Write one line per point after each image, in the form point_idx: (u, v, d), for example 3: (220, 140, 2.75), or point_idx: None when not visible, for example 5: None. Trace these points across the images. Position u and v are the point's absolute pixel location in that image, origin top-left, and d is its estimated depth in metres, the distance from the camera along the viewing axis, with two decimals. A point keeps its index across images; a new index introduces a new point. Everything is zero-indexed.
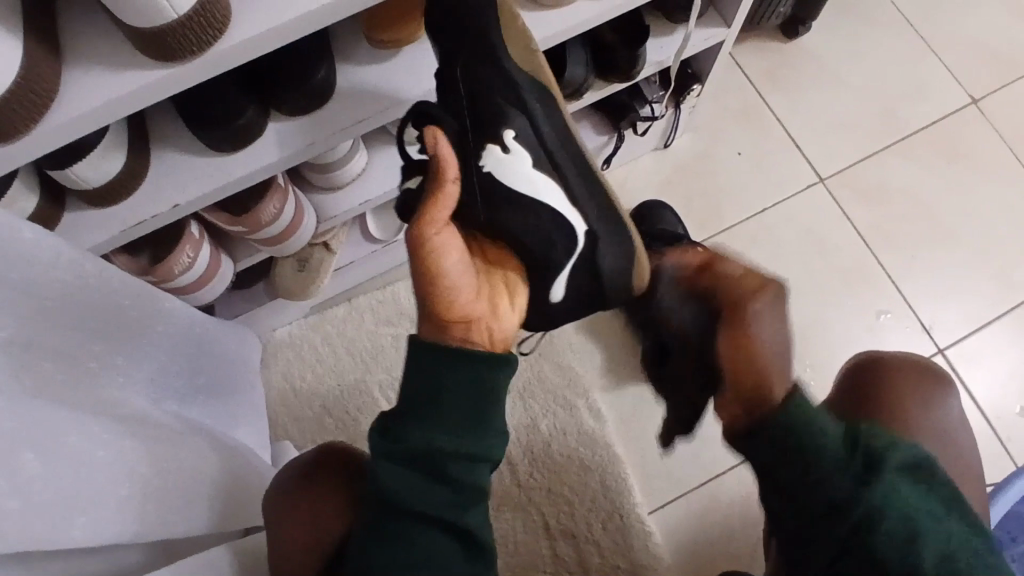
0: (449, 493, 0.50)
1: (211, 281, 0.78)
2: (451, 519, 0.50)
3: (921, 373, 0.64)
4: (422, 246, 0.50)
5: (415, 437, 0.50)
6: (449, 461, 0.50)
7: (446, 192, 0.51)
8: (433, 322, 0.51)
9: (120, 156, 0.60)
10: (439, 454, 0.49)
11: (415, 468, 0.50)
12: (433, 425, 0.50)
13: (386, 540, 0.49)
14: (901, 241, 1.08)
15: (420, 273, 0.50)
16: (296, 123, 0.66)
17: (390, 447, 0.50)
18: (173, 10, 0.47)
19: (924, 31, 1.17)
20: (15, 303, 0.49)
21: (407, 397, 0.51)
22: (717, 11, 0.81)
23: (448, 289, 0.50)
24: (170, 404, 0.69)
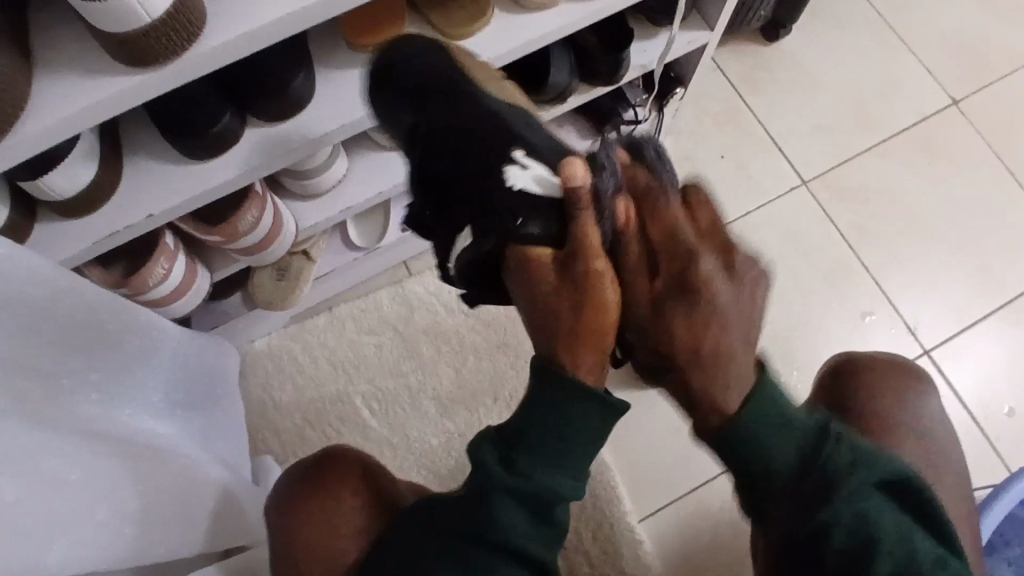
0: (546, 531, 0.51)
1: (188, 293, 0.75)
2: (545, 558, 0.51)
3: (893, 368, 0.65)
4: (580, 280, 0.49)
5: (542, 479, 0.50)
6: (556, 503, 0.51)
7: (590, 217, 0.49)
8: (573, 348, 0.49)
9: (93, 165, 0.57)
10: (551, 497, 0.50)
11: (519, 508, 0.50)
12: (557, 469, 0.50)
13: (478, 571, 0.49)
14: (884, 242, 1.08)
15: (566, 314, 0.49)
16: (275, 129, 0.64)
17: (509, 484, 0.50)
18: (146, 13, 0.45)
19: (901, 33, 1.18)
20: None
21: (541, 438, 0.50)
22: (700, 15, 0.81)
23: (604, 312, 0.49)
24: (148, 423, 0.66)
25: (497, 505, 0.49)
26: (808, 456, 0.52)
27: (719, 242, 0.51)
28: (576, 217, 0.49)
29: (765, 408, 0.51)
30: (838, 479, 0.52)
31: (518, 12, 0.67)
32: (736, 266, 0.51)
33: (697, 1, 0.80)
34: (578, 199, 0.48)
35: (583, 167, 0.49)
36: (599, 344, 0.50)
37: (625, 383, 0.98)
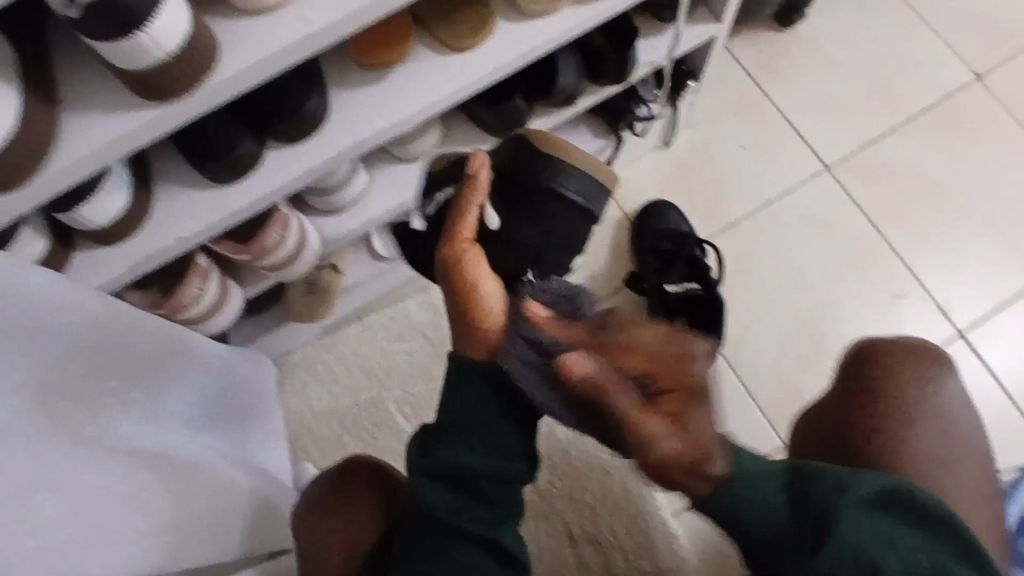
0: (486, 515, 0.52)
1: (223, 310, 0.79)
2: (490, 538, 0.53)
3: (914, 358, 0.64)
4: (449, 267, 0.48)
5: (458, 462, 0.51)
6: (488, 488, 0.52)
7: (471, 207, 0.48)
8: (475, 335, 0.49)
9: (124, 194, 0.61)
10: (475, 482, 0.51)
11: (454, 493, 0.52)
12: (477, 452, 0.51)
13: (435, 551, 0.53)
14: (912, 223, 1.06)
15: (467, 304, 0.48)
16: (294, 150, 0.67)
17: (433, 474, 0.52)
18: (161, 50, 0.48)
19: (921, 9, 1.16)
20: (33, 345, 0.50)
21: (446, 429, 0.51)
22: (706, 9, 0.81)
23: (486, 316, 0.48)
24: (188, 436, 0.70)
25: (429, 493, 0.52)
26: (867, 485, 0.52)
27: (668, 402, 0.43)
28: (458, 207, 0.49)
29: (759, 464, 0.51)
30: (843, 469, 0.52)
31: (520, 21, 0.68)
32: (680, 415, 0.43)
33: None
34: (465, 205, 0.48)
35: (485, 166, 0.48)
36: (494, 337, 0.49)
37: None
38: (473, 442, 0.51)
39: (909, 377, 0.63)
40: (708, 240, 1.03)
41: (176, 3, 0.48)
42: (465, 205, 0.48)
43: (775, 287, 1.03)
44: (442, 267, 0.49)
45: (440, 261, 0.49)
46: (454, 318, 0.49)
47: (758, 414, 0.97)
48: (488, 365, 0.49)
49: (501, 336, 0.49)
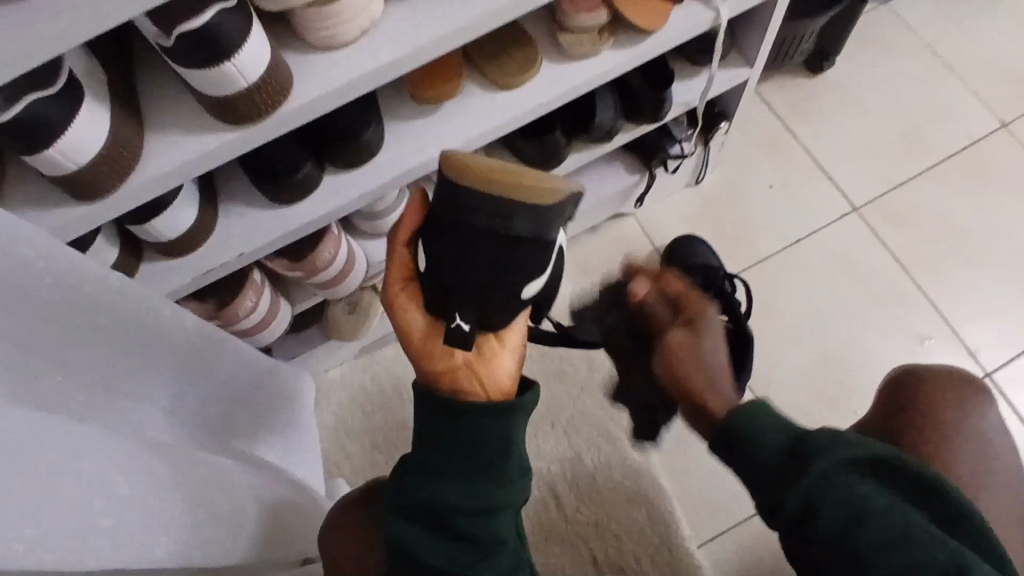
0: (463, 552, 0.49)
1: (271, 324, 0.83)
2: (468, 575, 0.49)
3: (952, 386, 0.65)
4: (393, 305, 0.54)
5: (433, 492, 0.49)
6: (463, 519, 0.49)
7: (397, 252, 0.54)
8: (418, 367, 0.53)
9: (192, 210, 0.66)
10: (448, 513, 0.49)
11: (424, 525, 0.50)
12: (452, 482, 0.50)
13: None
14: (942, 265, 1.07)
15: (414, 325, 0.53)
16: (348, 176, 0.72)
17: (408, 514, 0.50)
18: (243, 78, 0.53)
19: (949, 59, 1.19)
20: (107, 343, 0.55)
21: (423, 468, 0.51)
22: (739, 53, 0.85)
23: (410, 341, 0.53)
24: (233, 441, 0.73)
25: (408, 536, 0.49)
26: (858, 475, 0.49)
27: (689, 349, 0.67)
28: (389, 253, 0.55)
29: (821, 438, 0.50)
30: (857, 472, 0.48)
31: (565, 63, 0.73)
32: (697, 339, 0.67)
33: (734, 42, 0.84)
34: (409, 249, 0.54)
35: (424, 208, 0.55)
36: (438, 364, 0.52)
37: None
38: (453, 467, 0.50)
39: (947, 409, 0.63)
40: (736, 274, 1.05)
41: (258, 37, 0.53)
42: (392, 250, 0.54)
43: (802, 322, 1.05)
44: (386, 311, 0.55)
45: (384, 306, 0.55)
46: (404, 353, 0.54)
47: None
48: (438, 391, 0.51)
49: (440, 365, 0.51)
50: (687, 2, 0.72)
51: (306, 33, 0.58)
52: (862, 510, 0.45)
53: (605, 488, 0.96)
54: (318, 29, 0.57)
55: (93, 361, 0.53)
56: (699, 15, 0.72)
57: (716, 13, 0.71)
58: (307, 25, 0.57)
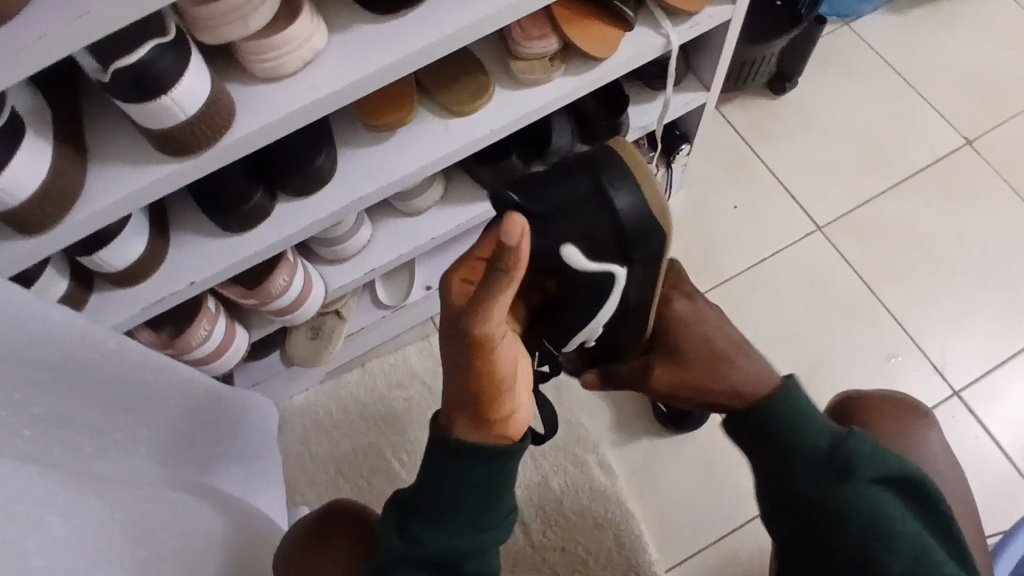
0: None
1: (227, 352, 0.82)
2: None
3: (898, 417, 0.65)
4: (481, 347, 0.43)
5: (433, 545, 0.47)
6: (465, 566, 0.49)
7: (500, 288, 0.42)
8: (477, 428, 0.46)
9: (141, 240, 0.65)
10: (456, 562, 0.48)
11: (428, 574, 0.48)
12: (451, 535, 0.48)
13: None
14: (906, 283, 1.08)
15: (504, 381, 0.45)
16: (302, 203, 0.72)
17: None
18: (182, 111, 0.53)
19: (910, 78, 1.21)
20: (45, 379, 0.54)
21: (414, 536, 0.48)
22: (696, 77, 0.86)
23: (505, 395, 0.45)
24: (193, 475, 0.71)
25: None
26: (836, 470, 0.54)
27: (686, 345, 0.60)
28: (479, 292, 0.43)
29: (788, 417, 0.56)
30: (840, 466, 0.54)
31: (518, 89, 0.73)
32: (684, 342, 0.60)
33: (691, 66, 0.85)
34: (503, 285, 0.42)
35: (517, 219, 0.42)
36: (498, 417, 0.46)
37: (647, 431, 1.00)
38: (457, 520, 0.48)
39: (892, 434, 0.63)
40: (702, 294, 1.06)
41: (198, 71, 0.53)
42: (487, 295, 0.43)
43: (769, 342, 1.05)
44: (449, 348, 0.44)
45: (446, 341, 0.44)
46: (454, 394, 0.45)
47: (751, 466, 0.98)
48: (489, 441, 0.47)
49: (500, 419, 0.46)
50: (636, 30, 0.73)
51: (249, 64, 0.57)
52: (807, 494, 0.55)
53: (572, 512, 0.95)
54: (261, 60, 0.57)
55: (30, 398, 0.52)
56: (650, 42, 0.72)
57: (666, 40, 0.72)
58: (249, 57, 0.57)
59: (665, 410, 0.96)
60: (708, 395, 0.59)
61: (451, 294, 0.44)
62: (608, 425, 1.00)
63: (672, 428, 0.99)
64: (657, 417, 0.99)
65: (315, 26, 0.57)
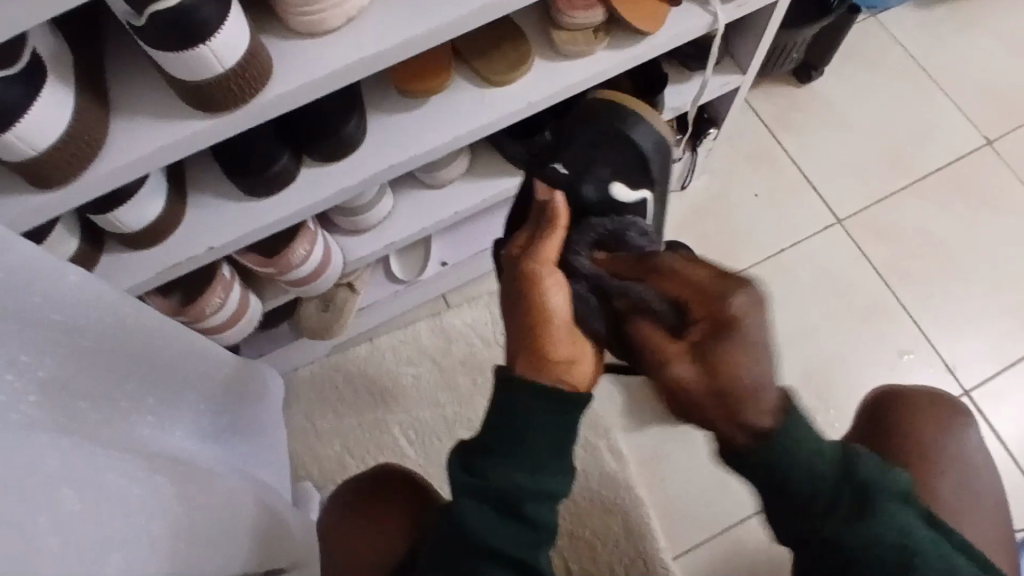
0: (525, 536, 0.52)
1: (240, 321, 0.79)
2: (525, 560, 0.51)
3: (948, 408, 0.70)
4: (534, 280, 0.53)
5: (504, 477, 0.51)
6: (527, 504, 0.51)
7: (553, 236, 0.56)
8: (535, 358, 0.52)
9: (160, 200, 0.62)
10: (517, 497, 0.51)
11: (494, 512, 0.52)
12: (517, 470, 0.51)
13: (448, 546, 0.52)
14: (922, 281, 1.08)
15: (550, 313, 0.52)
16: (328, 169, 0.68)
17: (477, 489, 0.52)
18: (219, 64, 0.50)
19: (936, 75, 1.19)
20: (54, 343, 0.51)
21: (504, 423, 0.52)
22: (732, 60, 0.84)
23: (555, 324, 0.52)
24: (202, 446, 0.68)
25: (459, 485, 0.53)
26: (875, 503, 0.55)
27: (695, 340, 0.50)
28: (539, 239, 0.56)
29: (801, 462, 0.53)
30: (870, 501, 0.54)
31: (557, 61, 0.70)
32: (713, 347, 0.49)
33: (729, 47, 0.83)
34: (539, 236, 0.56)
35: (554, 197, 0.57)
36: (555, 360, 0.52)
37: (658, 418, 0.99)
38: (524, 454, 0.52)
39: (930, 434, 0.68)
40: None
41: (237, 22, 0.49)
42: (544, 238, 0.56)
43: (785, 334, 1.04)
44: (517, 281, 0.54)
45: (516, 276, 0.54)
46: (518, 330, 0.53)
47: None
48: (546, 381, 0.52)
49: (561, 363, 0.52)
50: (682, 6, 0.70)
51: (290, 21, 0.54)
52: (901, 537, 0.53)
53: (581, 496, 0.94)
54: (302, 15, 0.53)
55: (41, 361, 0.49)
56: (697, 20, 0.70)
57: (713, 18, 0.70)
58: (289, 9, 0.53)
59: None
60: (722, 425, 0.52)
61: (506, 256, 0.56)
62: (620, 411, 0.99)
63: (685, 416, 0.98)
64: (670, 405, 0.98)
65: None
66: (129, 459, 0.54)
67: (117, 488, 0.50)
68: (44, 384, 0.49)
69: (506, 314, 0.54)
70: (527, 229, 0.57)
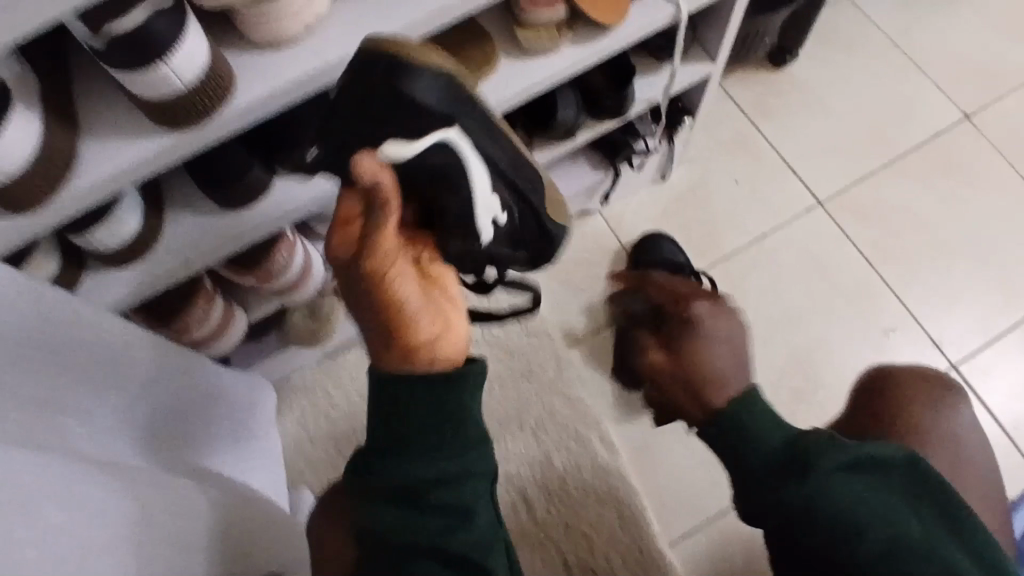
0: (438, 522, 0.49)
1: (229, 331, 0.80)
2: (447, 546, 0.48)
3: (938, 383, 0.71)
4: (376, 282, 0.46)
5: (404, 473, 0.48)
6: (431, 491, 0.49)
7: (386, 224, 0.44)
8: (397, 350, 0.49)
9: (137, 218, 0.63)
10: (416, 488, 0.48)
11: (403, 505, 0.49)
12: (416, 459, 0.49)
13: (365, 539, 0.50)
14: (905, 258, 1.08)
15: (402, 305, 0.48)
16: (302, 178, 0.69)
17: (377, 486, 0.49)
18: (181, 81, 0.50)
19: (910, 53, 1.20)
20: (36, 364, 0.52)
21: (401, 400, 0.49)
22: (701, 48, 0.84)
23: (411, 316, 0.48)
24: (190, 457, 0.69)
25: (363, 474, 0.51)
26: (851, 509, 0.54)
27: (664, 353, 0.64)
28: (373, 228, 0.44)
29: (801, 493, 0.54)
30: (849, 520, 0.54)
31: (524, 59, 0.71)
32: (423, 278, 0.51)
33: (697, 37, 0.83)
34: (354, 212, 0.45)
35: (370, 168, 0.42)
36: (419, 355, 0.49)
37: None
38: (423, 443, 0.49)
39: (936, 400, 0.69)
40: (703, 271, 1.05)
41: (195, 37, 0.50)
42: (379, 225, 0.44)
43: (772, 317, 1.05)
44: (363, 288, 0.46)
45: (358, 280, 0.46)
46: (372, 327, 0.48)
47: None
48: (416, 374, 0.49)
49: (420, 351, 0.49)
50: None
51: (248, 31, 0.55)
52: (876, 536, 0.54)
53: (576, 489, 0.95)
54: (262, 28, 0.54)
55: (24, 381, 0.50)
56: (659, 11, 0.71)
57: (676, 8, 0.70)
58: (249, 23, 0.54)
59: None
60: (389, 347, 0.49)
61: (332, 252, 0.46)
62: (611, 402, 1.00)
63: None
64: None
65: None
66: (116, 472, 0.55)
67: (103, 500, 0.51)
68: (30, 404, 0.50)
69: (353, 312, 0.48)
70: (357, 211, 0.45)
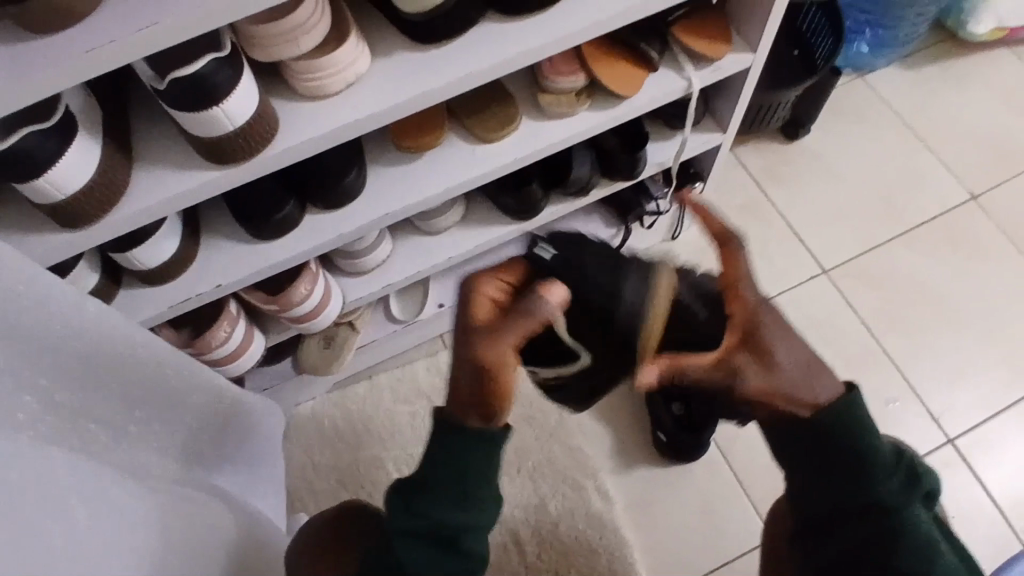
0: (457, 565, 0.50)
1: (244, 354, 0.84)
2: None
3: None
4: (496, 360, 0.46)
5: (443, 519, 0.49)
6: (464, 538, 0.50)
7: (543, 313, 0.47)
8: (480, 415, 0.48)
9: (175, 241, 0.68)
10: (453, 534, 0.50)
11: (435, 549, 0.50)
12: (451, 509, 0.49)
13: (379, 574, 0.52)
14: (907, 330, 1.10)
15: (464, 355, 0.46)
16: (330, 215, 0.74)
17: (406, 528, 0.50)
18: (231, 122, 0.56)
19: (921, 133, 1.24)
20: (71, 369, 0.56)
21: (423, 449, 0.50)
22: (713, 118, 0.89)
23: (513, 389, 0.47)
24: (197, 471, 0.72)
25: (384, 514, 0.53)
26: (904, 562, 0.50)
27: (736, 334, 0.49)
28: (534, 312, 0.47)
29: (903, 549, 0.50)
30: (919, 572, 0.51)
31: (543, 120, 0.76)
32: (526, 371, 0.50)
33: (709, 108, 0.88)
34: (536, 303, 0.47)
35: (551, 292, 0.47)
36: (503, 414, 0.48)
37: (647, 460, 1.01)
38: (465, 498, 0.49)
39: None
40: None
41: (247, 84, 0.56)
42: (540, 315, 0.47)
43: None
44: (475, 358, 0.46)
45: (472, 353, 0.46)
46: (466, 387, 0.47)
47: (746, 502, 0.99)
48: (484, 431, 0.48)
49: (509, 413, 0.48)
50: (659, 71, 0.76)
51: (295, 82, 0.61)
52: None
53: (569, 536, 0.96)
54: (307, 80, 0.60)
55: (58, 384, 0.54)
56: (672, 83, 0.76)
57: (688, 83, 0.76)
58: (295, 75, 0.60)
59: (665, 440, 0.98)
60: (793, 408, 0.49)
61: (500, 353, 0.46)
62: (609, 453, 1.02)
63: (673, 459, 1.00)
64: (657, 447, 1.00)
65: (360, 52, 0.61)
66: (129, 483, 0.58)
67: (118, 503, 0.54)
68: (60, 409, 0.54)
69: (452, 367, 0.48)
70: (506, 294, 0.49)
